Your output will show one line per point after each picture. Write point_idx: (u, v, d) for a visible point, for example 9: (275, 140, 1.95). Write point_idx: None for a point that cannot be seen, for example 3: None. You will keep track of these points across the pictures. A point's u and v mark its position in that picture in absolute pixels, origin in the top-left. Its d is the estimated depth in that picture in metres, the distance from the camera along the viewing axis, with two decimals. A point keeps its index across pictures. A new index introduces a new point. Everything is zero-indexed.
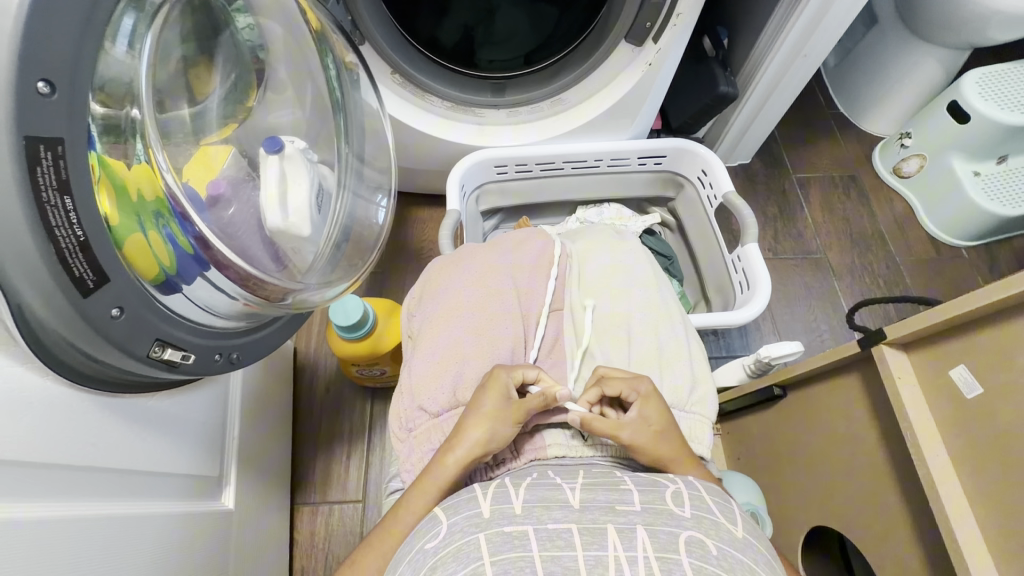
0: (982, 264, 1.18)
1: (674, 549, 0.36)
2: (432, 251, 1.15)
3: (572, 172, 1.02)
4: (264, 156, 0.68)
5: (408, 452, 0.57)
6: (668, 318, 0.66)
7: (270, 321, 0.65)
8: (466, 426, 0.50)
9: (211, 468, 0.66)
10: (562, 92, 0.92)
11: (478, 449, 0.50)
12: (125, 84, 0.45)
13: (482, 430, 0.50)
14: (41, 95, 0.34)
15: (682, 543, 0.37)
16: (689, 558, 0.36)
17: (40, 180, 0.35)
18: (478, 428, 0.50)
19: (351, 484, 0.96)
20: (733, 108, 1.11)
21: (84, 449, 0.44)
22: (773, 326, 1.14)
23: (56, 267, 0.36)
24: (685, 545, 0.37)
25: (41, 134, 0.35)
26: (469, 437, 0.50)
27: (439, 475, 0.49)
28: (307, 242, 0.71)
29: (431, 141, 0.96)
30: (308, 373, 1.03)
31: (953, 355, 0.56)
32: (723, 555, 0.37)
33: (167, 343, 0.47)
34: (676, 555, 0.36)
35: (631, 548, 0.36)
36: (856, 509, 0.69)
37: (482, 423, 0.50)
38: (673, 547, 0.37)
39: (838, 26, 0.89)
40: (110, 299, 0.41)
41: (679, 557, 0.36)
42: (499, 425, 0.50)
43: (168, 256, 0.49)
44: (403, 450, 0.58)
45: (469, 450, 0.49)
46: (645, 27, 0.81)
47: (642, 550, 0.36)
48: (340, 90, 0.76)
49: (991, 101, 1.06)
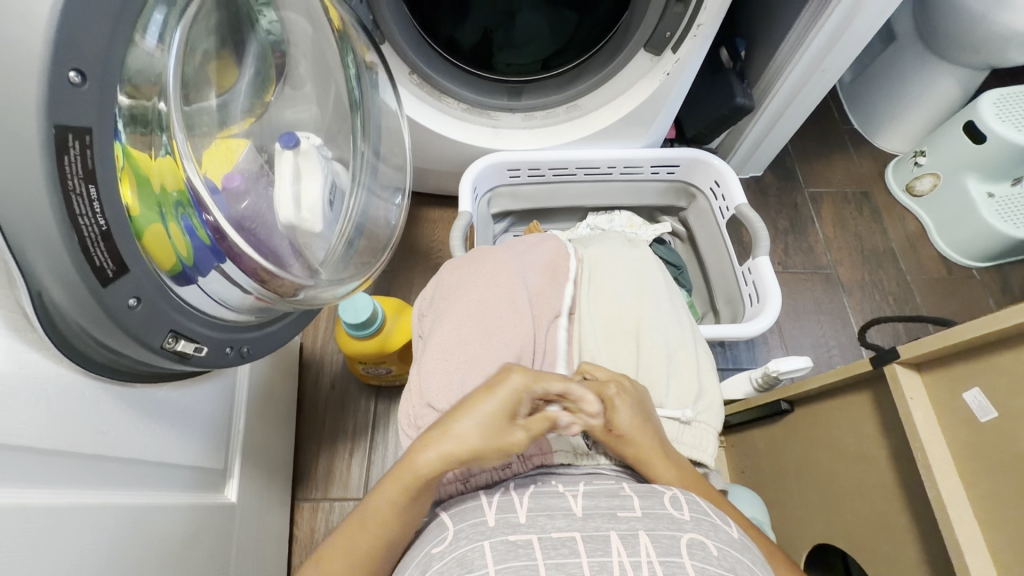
0: (993, 286, 1.18)
1: (677, 552, 0.36)
2: (442, 252, 1.15)
3: (584, 179, 1.03)
4: (280, 152, 0.69)
5: None
6: (679, 325, 0.66)
7: (280, 316, 0.65)
8: (453, 420, 0.45)
9: (216, 461, 0.66)
10: (578, 99, 0.93)
11: (460, 456, 0.44)
12: (153, 75, 0.45)
13: (477, 433, 0.44)
14: (72, 85, 0.34)
15: (684, 547, 0.37)
16: (691, 561, 0.36)
17: (67, 169, 0.35)
18: (471, 427, 0.44)
19: (353, 483, 0.96)
20: (748, 119, 1.11)
21: (94, 438, 0.44)
22: (781, 340, 1.13)
23: (78, 255, 0.36)
24: (687, 548, 0.37)
25: (72, 122, 0.35)
26: (451, 440, 0.44)
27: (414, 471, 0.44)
28: (319, 238, 0.71)
29: (445, 143, 0.97)
30: (313, 369, 1.04)
31: (966, 377, 0.56)
32: (724, 555, 0.37)
33: (181, 335, 0.47)
34: (679, 559, 0.36)
35: (634, 554, 0.36)
36: (863, 528, 0.69)
37: (474, 426, 0.44)
38: (675, 550, 0.37)
39: (858, 42, 0.89)
40: (128, 289, 0.41)
41: (682, 560, 0.36)
42: (495, 434, 0.43)
43: (186, 247, 0.49)
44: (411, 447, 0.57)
45: (450, 452, 0.44)
46: (664, 37, 0.81)
47: (645, 555, 0.36)
48: (359, 90, 0.76)
49: (1008, 123, 1.05)
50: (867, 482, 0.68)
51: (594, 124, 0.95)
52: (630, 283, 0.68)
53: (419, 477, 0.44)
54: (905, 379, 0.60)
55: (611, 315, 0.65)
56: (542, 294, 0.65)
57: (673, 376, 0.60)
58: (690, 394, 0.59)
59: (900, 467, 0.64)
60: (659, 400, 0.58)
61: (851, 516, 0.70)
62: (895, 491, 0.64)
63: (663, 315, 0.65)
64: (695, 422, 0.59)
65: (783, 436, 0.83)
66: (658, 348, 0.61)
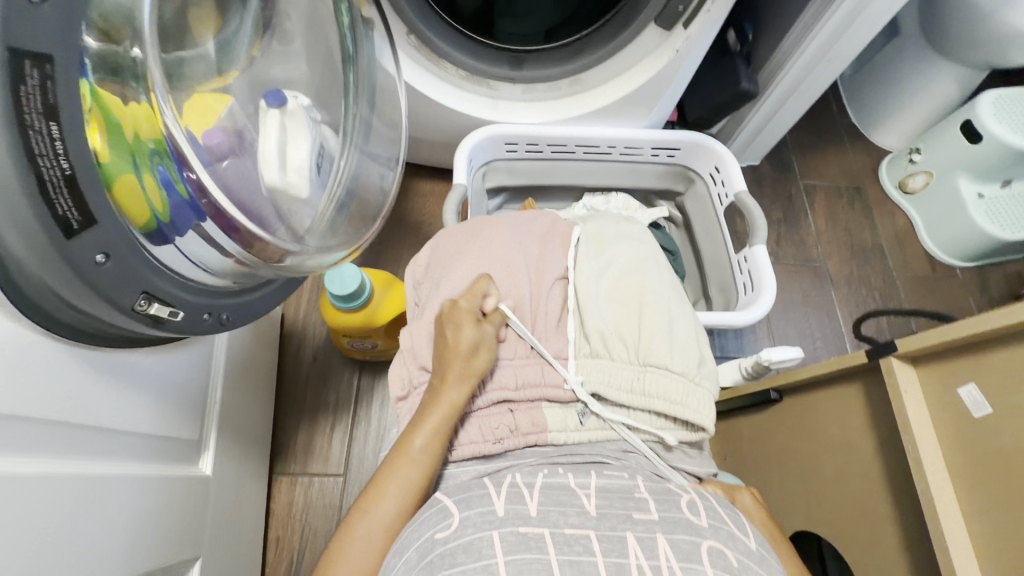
0: (974, 286, 1.20)
1: (697, 560, 0.35)
2: (432, 227, 1.12)
3: (583, 157, 1.00)
4: (264, 108, 0.64)
5: (409, 409, 0.57)
6: (679, 296, 0.63)
7: (261, 284, 0.61)
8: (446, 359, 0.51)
9: (190, 432, 0.63)
10: (582, 73, 0.89)
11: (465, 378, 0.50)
12: (125, 13, 0.40)
13: (460, 350, 0.51)
14: (30, 4, 0.31)
15: (705, 553, 0.36)
16: (712, 570, 0.35)
17: (24, 102, 0.31)
18: (457, 354, 0.51)
19: (333, 457, 0.94)
20: (750, 105, 1.09)
21: (58, 403, 0.41)
22: (768, 331, 1.14)
23: (37, 201, 0.33)
24: (708, 556, 0.36)
25: (30, 48, 0.31)
26: (454, 364, 0.50)
27: (444, 398, 0.49)
28: (304, 204, 0.67)
29: (430, 107, 0.92)
30: (294, 342, 1.00)
31: (961, 372, 0.56)
32: (743, 567, 0.36)
33: (155, 298, 0.43)
34: (699, 566, 0.35)
35: (653, 558, 0.35)
36: (848, 504, 0.69)
37: (456, 347, 0.51)
38: (695, 555, 0.35)
39: (867, 32, 0.88)
40: (96, 244, 0.37)
41: (702, 568, 0.35)
42: (473, 342, 0.52)
43: (162, 202, 0.45)
44: (404, 409, 0.57)
45: (461, 374, 0.50)
46: (676, 11, 0.78)
47: (665, 560, 0.35)
48: (353, 44, 0.71)
49: (1005, 124, 1.05)
50: (848, 472, 0.69)
51: (592, 103, 0.91)
52: (634, 250, 0.65)
53: (446, 408, 0.49)
54: (900, 372, 0.59)
55: (613, 280, 0.62)
56: (540, 260, 0.64)
57: (676, 342, 0.56)
58: (694, 360, 0.56)
59: (885, 458, 0.65)
60: (663, 361, 0.54)
61: (832, 504, 0.71)
62: (880, 484, 0.65)
63: (666, 285, 0.62)
64: (697, 385, 0.55)
65: (768, 425, 0.83)
66: (659, 313, 0.58)
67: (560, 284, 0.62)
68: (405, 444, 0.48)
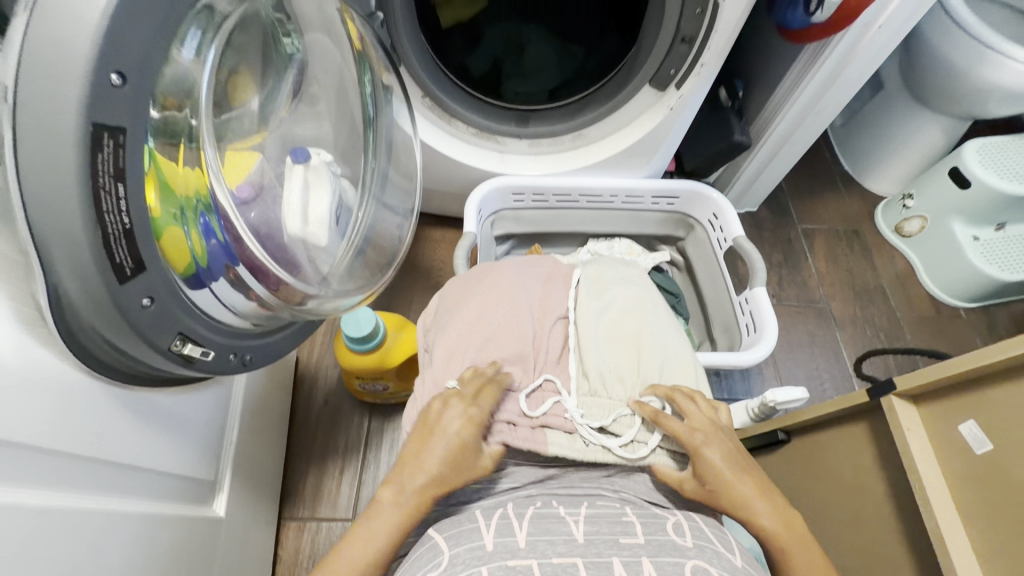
0: (980, 325, 1.21)
1: None
2: (443, 271, 1.16)
3: (586, 206, 1.05)
4: (290, 165, 0.70)
5: None
6: (676, 335, 0.66)
7: (282, 326, 0.64)
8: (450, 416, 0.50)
9: (206, 473, 0.64)
10: (584, 128, 0.96)
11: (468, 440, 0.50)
12: (185, 88, 0.46)
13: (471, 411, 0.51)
14: (112, 86, 0.35)
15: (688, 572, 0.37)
16: None
17: (99, 166, 0.36)
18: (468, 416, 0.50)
19: (342, 501, 0.94)
20: (745, 155, 1.15)
21: (92, 439, 0.44)
22: (775, 372, 1.15)
23: (99, 251, 0.37)
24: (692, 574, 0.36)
25: (108, 121, 0.36)
26: (458, 424, 0.50)
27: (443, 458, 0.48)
28: (324, 251, 0.72)
29: (442, 160, 0.98)
30: (307, 385, 1.02)
31: (963, 409, 0.57)
32: None
33: (188, 338, 0.47)
34: None
35: None
36: (864, 549, 0.68)
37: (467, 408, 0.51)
38: None
39: (850, 89, 0.94)
40: (143, 289, 0.41)
41: None
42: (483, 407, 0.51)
43: (201, 249, 0.50)
44: None
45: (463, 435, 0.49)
46: (669, 73, 0.85)
47: None
48: (373, 107, 0.78)
49: (991, 170, 1.10)
50: (862, 515, 0.68)
51: (593, 154, 0.98)
52: (631, 293, 0.69)
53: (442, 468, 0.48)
54: (902, 412, 0.60)
55: (613, 321, 0.65)
56: (544, 301, 0.67)
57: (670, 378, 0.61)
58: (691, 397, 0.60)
59: (896, 499, 0.64)
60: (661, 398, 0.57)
61: (847, 550, 0.70)
62: (894, 527, 0.64)
63: (663, 324, 0.66)
64: None
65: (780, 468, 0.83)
66: (655, 353, 0.62)
67: (561, 323, 0.65)
68: (393, 489, 0.47)
